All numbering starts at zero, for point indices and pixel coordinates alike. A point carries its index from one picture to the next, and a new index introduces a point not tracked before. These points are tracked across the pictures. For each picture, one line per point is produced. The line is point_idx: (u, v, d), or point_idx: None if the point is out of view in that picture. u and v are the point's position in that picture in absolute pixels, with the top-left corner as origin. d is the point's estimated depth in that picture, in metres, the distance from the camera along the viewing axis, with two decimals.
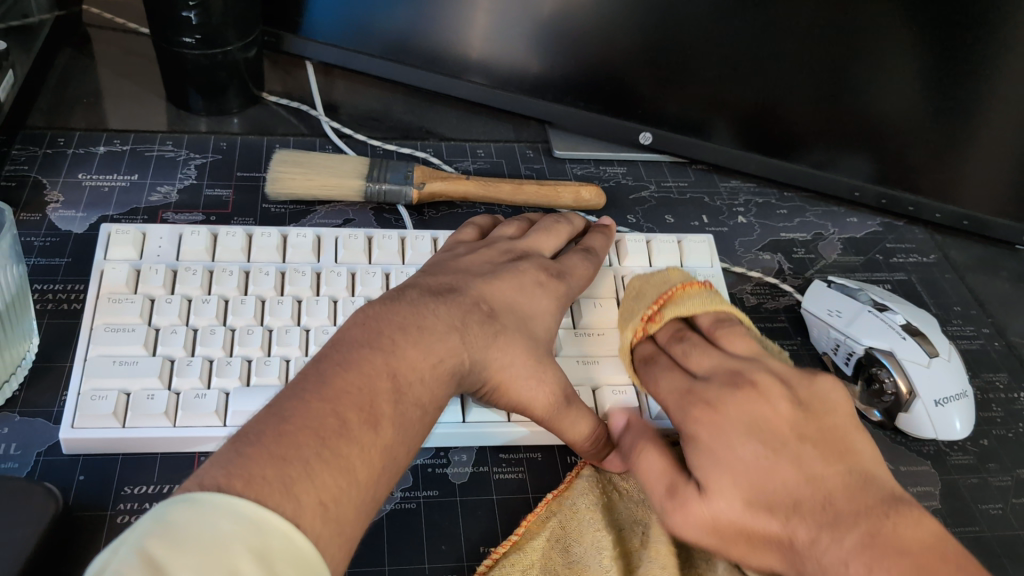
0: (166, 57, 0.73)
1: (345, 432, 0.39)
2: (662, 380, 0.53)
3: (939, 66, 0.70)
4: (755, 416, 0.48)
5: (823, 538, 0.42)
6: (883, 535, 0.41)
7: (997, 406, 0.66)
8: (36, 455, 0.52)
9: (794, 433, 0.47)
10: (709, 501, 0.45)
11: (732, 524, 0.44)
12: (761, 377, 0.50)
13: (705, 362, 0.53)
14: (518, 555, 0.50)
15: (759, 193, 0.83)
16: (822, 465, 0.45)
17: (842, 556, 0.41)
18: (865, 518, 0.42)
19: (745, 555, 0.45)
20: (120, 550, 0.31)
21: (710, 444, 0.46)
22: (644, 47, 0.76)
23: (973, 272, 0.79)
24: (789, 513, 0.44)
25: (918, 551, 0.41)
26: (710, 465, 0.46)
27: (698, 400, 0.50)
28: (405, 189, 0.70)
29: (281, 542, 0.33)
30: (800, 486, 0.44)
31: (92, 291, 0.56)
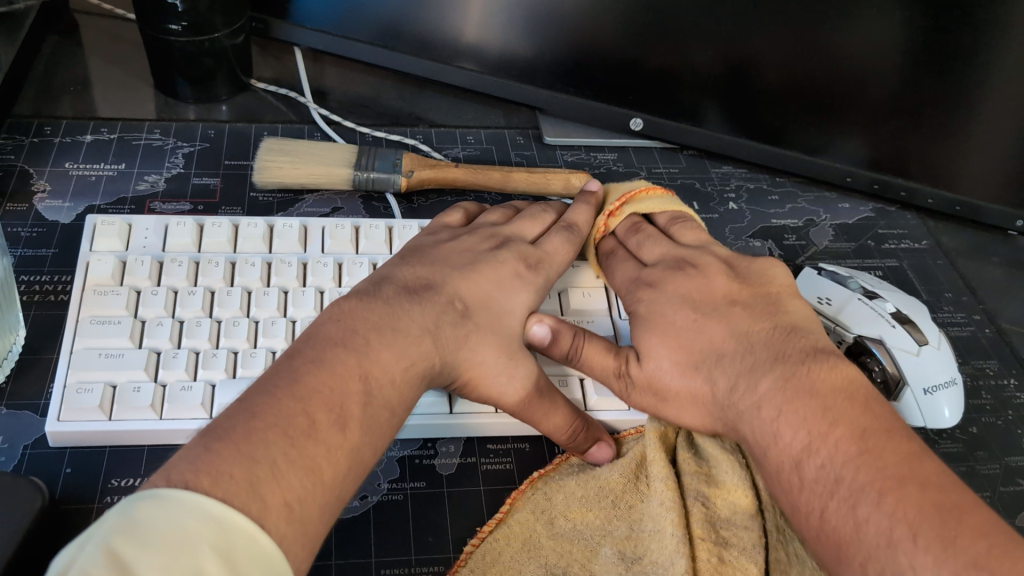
0: (153, 44, 0.73)
1: (312, 432, 0.39)
2: (619, 270, 0.61)
3: (934, 49, 0.69)
4: (690, 289, 0.56)
5: (741, 385, 0.50)
6: (795, 378, 0.48)
7: (986, 393, 0.66)
8: (22, 447, 0.52)
9: (724, 299, 0.55)
10: (647, 365, 0.53)
11: (666, 383, 0.53)
12: (703, 263, 0.59)
13: (657, 251, 0.61)
14: (503, 530, 0.50)
15: (750, 179, 0.82)
16: (749, 324, 0.53)
17: (755, 400, 0.48)
18: (780, 365, 0.49)
19: (682, 414, 0.53)
20: (85, 545, 0.31)
21: (650, 318, 0.55)
22: (635, 33, 0.75)
23: (965, 259, 0.78)
24: (712, 368, 0.51)
25: (827, 392, 0.46)
26: (649, 333, 0.54)
27: (642, 284, 0.58)
28: (393, 177, 0.70)
29: (246, 541, 0.33)
30: (723, 342, 0.52)
31: (78, 283, 0.56)
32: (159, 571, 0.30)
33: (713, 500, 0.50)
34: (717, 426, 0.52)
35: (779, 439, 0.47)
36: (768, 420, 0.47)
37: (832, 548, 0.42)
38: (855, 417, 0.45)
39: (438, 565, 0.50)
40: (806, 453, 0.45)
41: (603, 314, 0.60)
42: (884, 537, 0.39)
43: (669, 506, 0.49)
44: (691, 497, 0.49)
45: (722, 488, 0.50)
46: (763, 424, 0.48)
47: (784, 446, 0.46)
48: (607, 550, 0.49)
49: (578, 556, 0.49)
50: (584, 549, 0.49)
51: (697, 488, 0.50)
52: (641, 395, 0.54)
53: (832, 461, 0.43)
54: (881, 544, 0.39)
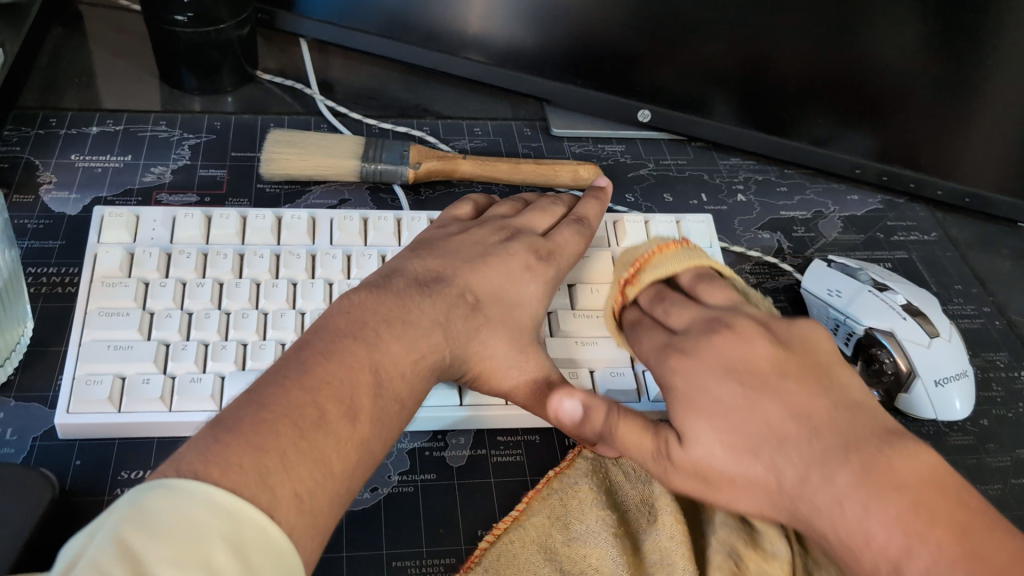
0: (159, 35, 0.72)
1: (323, 423, 0.39)
2: (645, 341, 0.51)
3: (943, 40, 0.69)
4: (732, 358, 0.45)
5: (813, 476, 0.39)
6: (877, 468, 0.39)
7: (997, 385, 0.66)
8: (31, 440, 0.52)
9: (771, 371, 0.44)
10: (690, 447, 0.42)
11: (716, 469, 0.42)
12: (739, 322, 0.48)
13: (685, 316, 0.50)
14: (518, 531, 0.50)
15: (758, 171, 0.82)
16: (807, 399, 0.42)
17: (834, 495, 0.39)
18: (857, 454, 0.39)
19: (737, 501, 0.42)
20: (96, 536, 0.31)
21: (689, 394, 0.44)
22: (642, 23, 0.75)
23: (975, 251, 0.78)
24: (775, 454, 0.41)
25: (915, 485, 0.38)
26: (689, 412, 0.43)
27: (673, 351, 0.48)
28: (401, 169, 0.70)
29: (256, 532, 0.33)
30: (784, 423, 0.41)
31: (86, 275, 0.56)
32: (170, 562, 0.30)
33: (746, 565, 0.45)
34: (779, 517, 0.41)
35: (870, 541, 0.37)
36: (854, 519, 0.38)
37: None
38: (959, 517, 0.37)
39: (450, 558, 0.50)
40: (905, 557, 0.36)
41: None
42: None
43: (679, 540, 0.48)
44: (725, 554, 0.46)
45: (760, 554, 0.46)
46: (847, 525, 0.38)
47: (876, 549, 0.37)
48: (616, 556, 0.48)
49: (593, 559, 0.49)
50: (597, 550, 0.49)
51: (733, 543, 0.47)
52: (684, 479, 0.43)
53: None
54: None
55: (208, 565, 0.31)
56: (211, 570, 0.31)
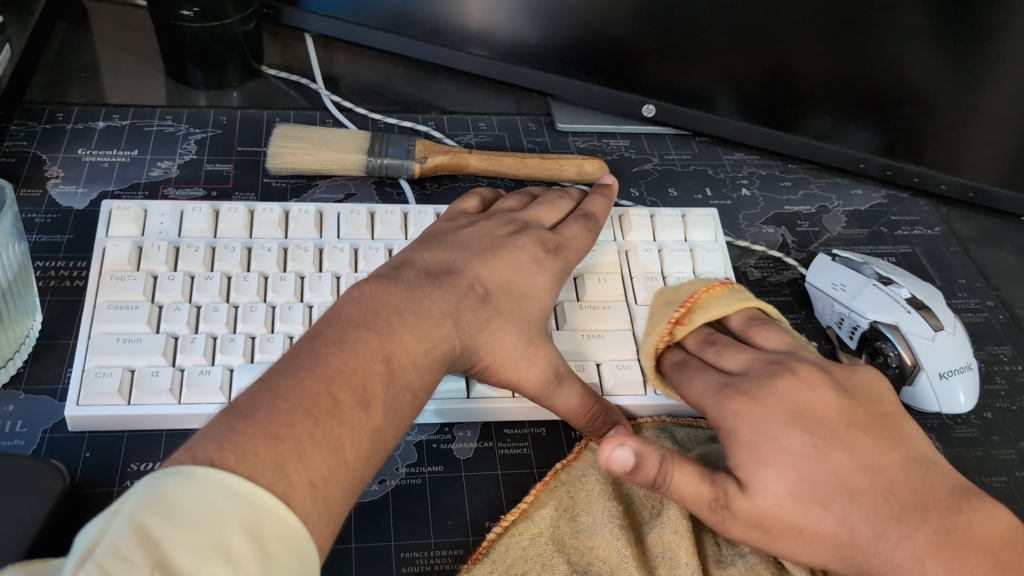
0: (164, 31, 0.73)
1: (337, 412, 0.40)
2: (698, 381, 0.51)
3: (947, 33, 0.69)
4: (796, 405, 0.47)
5: (891, 534, 0.43)
6: (950, 530, 0.44)
7: (1000, 378, 0.66)
8: (41, 432, 0.52)
9: (834, 422, 0.46)
10: (756, 497, 0.44)
11: (779, 519, 0.44)
12: (797, 366, 0.50)
13: (742, 360, 0.51)
14: (526, 523, 0.50)
15: (762, 165, 0.82)
16: (877, 456, 0.45)
17: (915, 556, 0.43)
18: (935, 513, 0.44)
19: (797, 550, 0.44)
20: (114, 520, 0.31)
21: (756, 441, 0.45)
22: (647, 17, 0.75)
23: (978, 245, 0.78)
24: (847, 506, 0.44)
25: (991, 545, 0.44)
26: (757, 461, 0.44)
27: (735, 395, 0.48)
28: (407, 163, 0.70)
29: (273, 518, 0.34)
30: (855, 477, 0.44)
31: (95, 268, 0.56)
32: (188, 548, 0.31)
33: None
34: (840, 565, 0.44)
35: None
36: None
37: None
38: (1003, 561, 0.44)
39: (458, 549, 0.50)
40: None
41: (618, 299, 0.60)
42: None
43: (683, 535, 0.49)
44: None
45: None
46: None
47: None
48: (622, 548, 0.48)
49: (600, 552, 0.49)
50: (604, 542, 0.49)
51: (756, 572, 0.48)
52: (743, 527, 0.44)
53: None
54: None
55: (225, 552, 0.32)
56: (228, 556, 0.32)
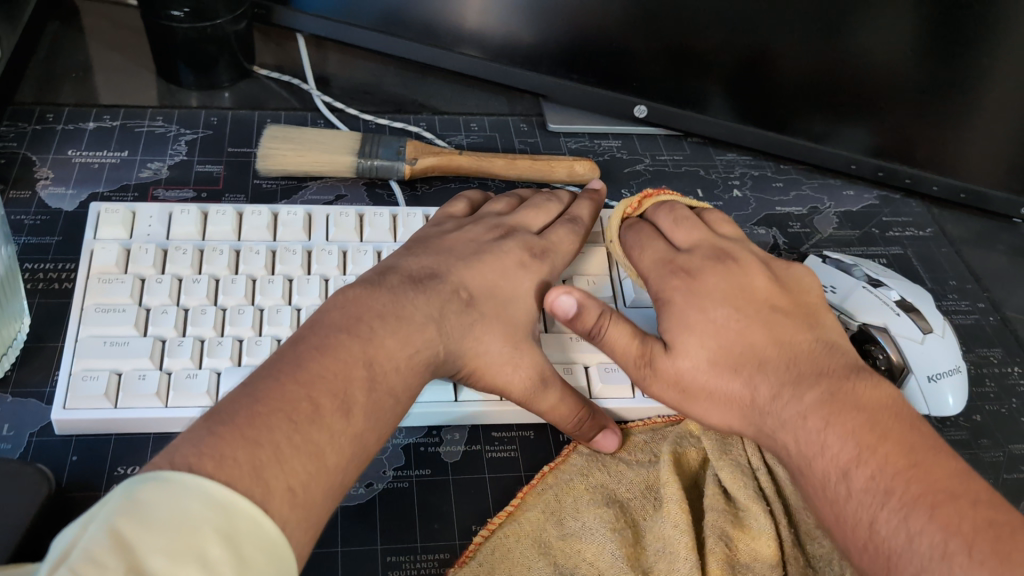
0: (155, 31, 0.73)
1: (317, 417, 0.40)
2: (648, 249, 0.58)
3: (935, 36, 0.69)
4: (731, 286, 0.53)
5: (784, 394, 0.47)
6: (842, 393, 0.46)
7: (990, 380, 0.66)
8: (28, 435, 0.52)
9: (765, 302, 0.52)
10: (676, 358, 0.50)
11: (695, 382, 0.49)
12: (741, 256, 0.56)
13: (692, 235, 0.58)
14: (512, 526, 0.50)
15: (754, 166, 0.82)
16: (793, 333, 0.50)
17: (800, 410, 0.46)
18: (826, 379, 0.47)
19: (709, 413, 0.50)
20: (89, 527, 0.31)
21: (686, 308, 0.51)
22: (638, 18, 0.75)
23: (970, 246, 0.78)
24: (754, 373, 0.49)
25: (873, 407, 0.45)
26: (683, 329, 0.51)
27: (677, 269, 0.54)
28: (397, 164, 0.70)
29: (249, 524, 0.34)
30: (766, 347, 0.49)
31: (82, 271, 0.56)
32: (162, 553, 0.31)
33: (736, 543, 0.49)
34: (745, 429, 0.50)
35: (824, 451, 0.45)
36: (815, 433, 0.45)
37: (879, 563, 0.41)
38: (898, 428, 0.44)
39: (444, 553, 0.50)
40: (854, 463, 0.43)
41: (607, 301, 0.60)
42: (937, 551, 0.38)
43: (682, 529, 0.48)
44: (716, 535, 0.48)
45: (747, 533, 0.49)
46: (807, 437, 0.46)
47: (828, 457, 0.44)
48: (614, 550, 0.49)
49: (587, 554, 0.49)
50: (592, 546, 0.49)
51: (723, 526, 0.49)
52: (664, 387, 0.51)
53: (882, 473, 0.42)
54: (936, 558, 0.38)
55: (200, 557, 0.31)
56: (204, 561, 0.32)
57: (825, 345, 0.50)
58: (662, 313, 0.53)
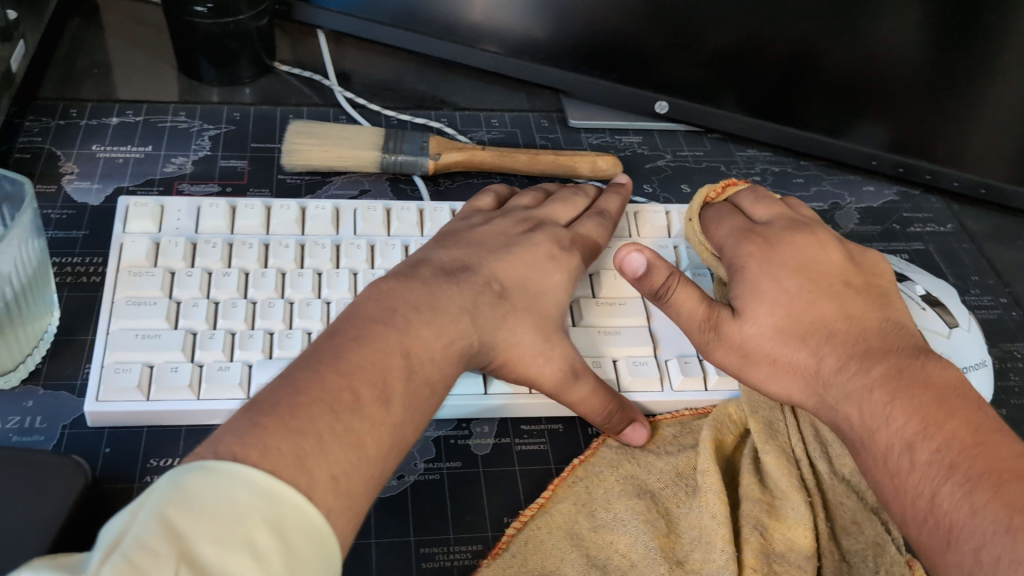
0: (178, 26, 0.73)
1: (356, 406, 0.40)
2: (726, 220, 0.59)
3: (955, 31, 0.69)
4: (808, 258, 0.54)
5: (851, 366, 0.48)
6: (910, 370, 0.46)
7: (1014, 375, 0.66)
8: (61, 427, 0.52)
9: (839, 279, 0.53)
10: (743, 326, 0.51)
11: (759, 348, 0.51)
12: (819, 230, 0.57)
13: (769, 212, 0.59)
14: (544, 518, 0.50)
15: (775, 162, 0.82)
16: (862, 311, 0.51)
17: (866, 383, 0.47)
18: (894, 355, 0.48)
19: (769, 381, 0.51)
20: (139, 515, 0.31)
21: (761, 275, 0.53)
22: (658, 14, 0.75)
23: (991, 242, 0.78)
24: (821, 344, 0.49)
25: (939, 385, 0.45)
26: (756, 297, 0.52)
27: (755, 237, 0.56)
28: (421, 160, 0.70)
29: (296, 513, 0.34)
30: (835, 320, 0.50)
31: (112, 264, 0.56)
32: (212, 541, 0.31)
33: (771, 532, 0.49)
34: (806, 400, 0.50)
35: (889, 423, 0.45)
36: (879, 404, 0.46)
37: (939, 536, 0.41)
38: (965, 409, 0.44)
39: (476, 544, 0.50)
40: (919, 437, 0.43)
41: None
42: (1002, 526, 0.38)
43: (720, 521, 0.48)
44: (751, 526, 0.49)
45: (782, 522, 0.49)
46: (872, 407, 0.46)
47: (892, 429, 0.45)
48: (647, 541, 0.49)
49: (620, 546, 0.49)
50: (625, 537, 0.49)
51: (759, 517, 0.49)
52: (726, 351, 0.52)
53: (947, 447, 0.42)
54: (998, 532, 0.38)
55: (249, 546, 0.32)
56: (253, 549, 0.32)
57: (894, 325, 0.51)
58: (735, 281, 0.54)
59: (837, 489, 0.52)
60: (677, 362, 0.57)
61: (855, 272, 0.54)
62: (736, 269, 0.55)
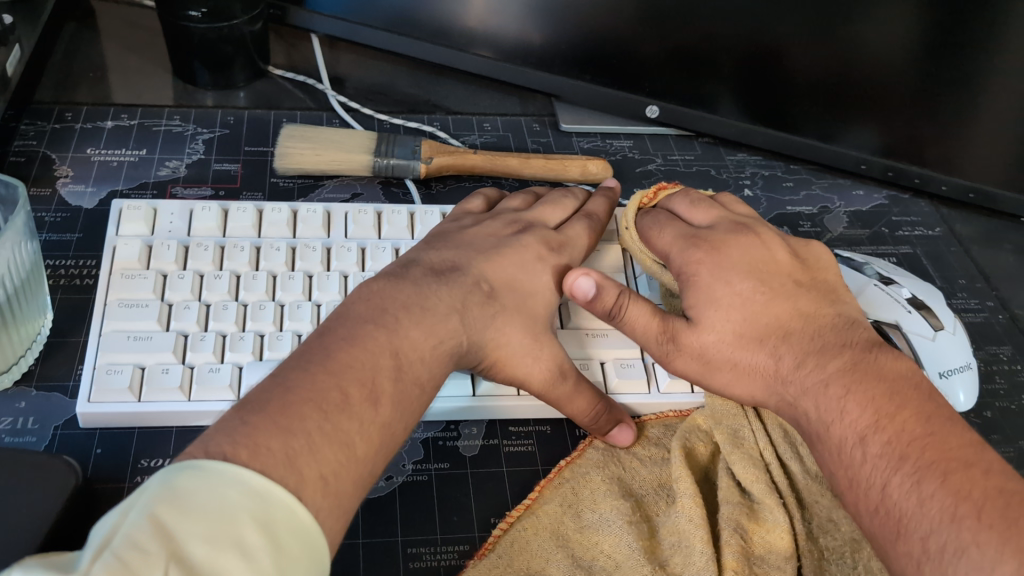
0: (173, 30, 0.74)
1: (346, 407, 0.40)
2: (665, 225, 0.58)
3: (945, 36, 0.70)
4: (756, 261, 0.54)
5: (808, 362, 0.50)
6: (864, 362, 0.48)
7: (1000, 378, 0.67)
8: (53, 428, 0.53)
9: (789, 277, 0.54)
10: (702, 333, 0.52)
11: (719, 354, 0.51)
12: (761, 229, 0.58)
13: (710, 214, 0.59)
14: (530, 519, 0.51)
15: (765, 166, 0.83)
16: (815, 307, 0.53)
17: (823, 378, 0.48)
18: (849, 349, 0.49)
19: (732, 384, 0.52)
20: (130, 513, 0.32)
21: (714, 282, 0.53)
22: (650, 19, 0.75)
23: (979, 246, 0.79)
24: (778, 343, 0.51)
25: (893, 377, 0.47)
26: (710, 302, 0.52)
27: (700, 242, 0.56)
28: (412, 163, 0.71)
29: (285, 511, 0.34)
30: (791, 319, 0.52)
31: (105, 267, 0.57)
32: (201, 540, 0.32)
33: (751, 535, 0.49)
34: (767, 400, 0.52)
35: (843, 417, 0.46)
36: (834, 398, 0.47)
37: (889, 526, 0.42)
38: (917, 400, 0.45)
39: (464, 544, 0.51)
40: (871, 429, 0.45)
41: None
42: (948, 514, 0.39)
43: (697, 523, 0.49)
44: (731, 527, 0.49)
45: (762, 526, 0.50)
46: (827, 402, 0.47)
47: (846, 423, 0.46)
48: (631, 542, 0.49)
49: (605, 546, 0.50)
50: (610, 538, 0.50)
51: (738, 519, 0.50)
52: (688, 360, 0.52)
53: (898, 439, 0.44)
54: (944, 520, 0.39)
55: (238, 544, 0.32)
56: (241, 547, 0.32)
57: (846, 320, 0.52)
58: (684, 287, 0.54)
59: (811, 487, 0.52)
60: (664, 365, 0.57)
61: (808, 271, 0.55)
62: (683, 278, 0.54)
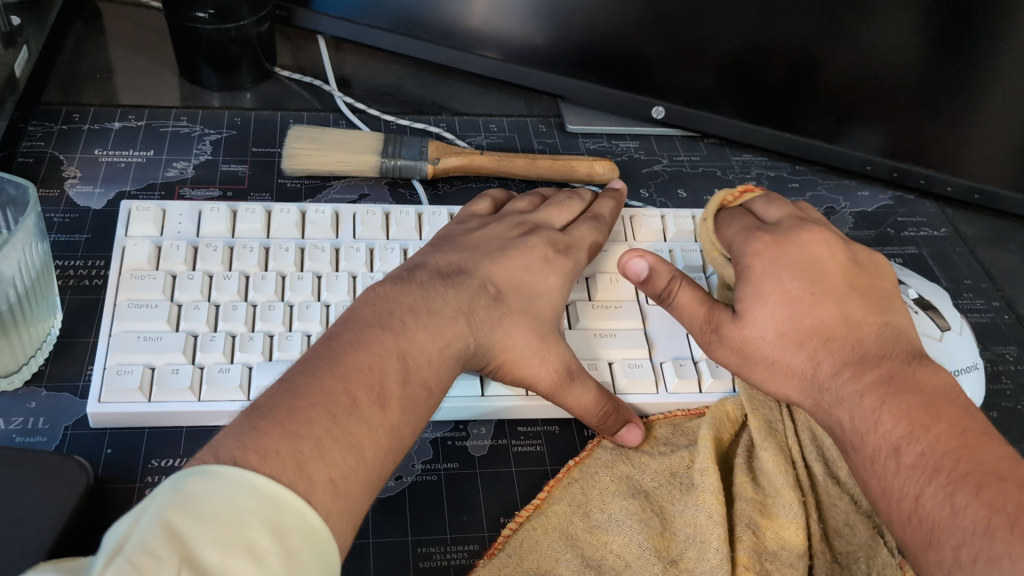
0: (179, 31, 0.74)
1: (355, 410, 0.41)
2: (738, 219, 0.60)
3: (949, 37, 0.70)
4: (812, 259, 0.55)
5: (845, 372, 0.50)
6: (902, 377, 0.48)
7: (1006, 378, 0.67)
8: (63, 429, 0.53)
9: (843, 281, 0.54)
10: (744, 328, 0.53)
11: (760, 349, 0.53)
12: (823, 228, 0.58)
13: (780, 215, 0.60)
14: (540, 519, 0.51)
15: (770, 167, 0.83)
16: (862, 315, 0.52)
17: (858, 389, 0.49)
18: (888, 362, 0.49)
19: (768, 380, 0.53)
20: (142, 519, 0.32)
21: (766, 276, 0.54)
22: (654, 21, 0.76)
23: (984, 247, 0.79)
24: (819, 347, 0.51)
25: (931, 391, 0.47)
26: (755, 298, 0.53)
27: (764, 235, 0.57)
28: (419, 164, 0.71)
29: (294, 515, 0.35)
30: (834, 325, 0.52)
31: (115, 268, 0.57)
32: (214, 545, 0.32)
33: (763, 531, 0.49)
34: (802, 402, 0.52)
35: (878, 426, 0.47)
36: (869, 409, 0.47)
37: (922, 535, 0.42)
38: (952, 413, 0.45)
39: (472, 544, 0.51)
40: (904, 440, 0.45)
41: (630, 298, 0.61)
42: (981, 526, 0.39)
43: (716, 520, 0.49)
44: (744, 524, 0.50)
45: (774, 521, 0.50)
46: (862, 413, 0.48)
47: (882, 433, 0.46)
48: (641, 542, 0.50)
49: (614, 546, 0.50)
50: (619, 538, 0.50)
51: (751, 516, 0.50)
52: (728, 352, 0.54)
53: (933, 450, 0.44)
54: (977, 531, 0.39)
55: (249, 548, 0.32)
56: (253, 551, 0.32)
57: (894, 330, 0.52)
58: (739, 279, 0.55)
59: (831, 490, 0.53)
60: (672, 365, 0.57)
61: (856, 273, 0.55)
62: (740, 267, 0.56)
